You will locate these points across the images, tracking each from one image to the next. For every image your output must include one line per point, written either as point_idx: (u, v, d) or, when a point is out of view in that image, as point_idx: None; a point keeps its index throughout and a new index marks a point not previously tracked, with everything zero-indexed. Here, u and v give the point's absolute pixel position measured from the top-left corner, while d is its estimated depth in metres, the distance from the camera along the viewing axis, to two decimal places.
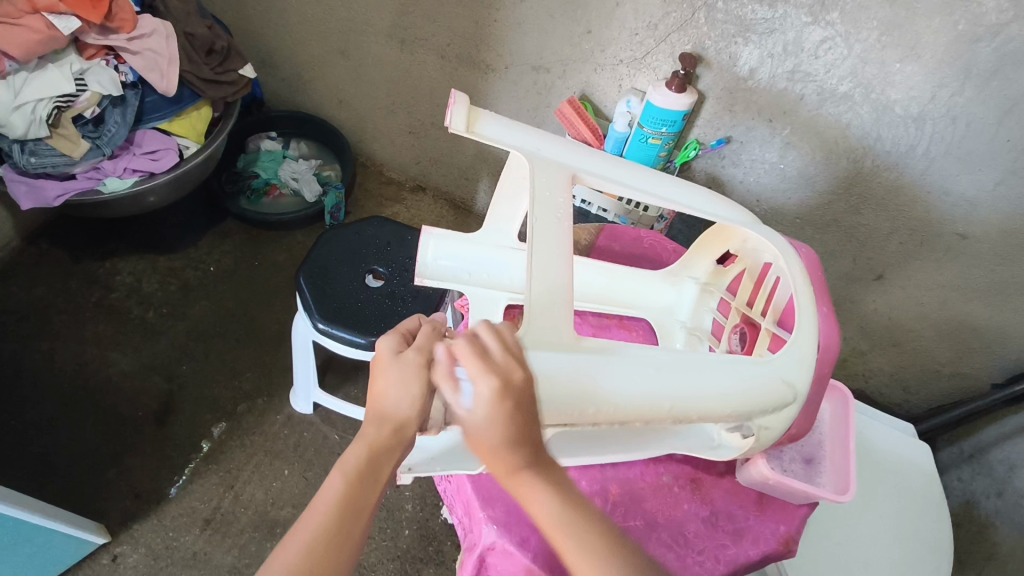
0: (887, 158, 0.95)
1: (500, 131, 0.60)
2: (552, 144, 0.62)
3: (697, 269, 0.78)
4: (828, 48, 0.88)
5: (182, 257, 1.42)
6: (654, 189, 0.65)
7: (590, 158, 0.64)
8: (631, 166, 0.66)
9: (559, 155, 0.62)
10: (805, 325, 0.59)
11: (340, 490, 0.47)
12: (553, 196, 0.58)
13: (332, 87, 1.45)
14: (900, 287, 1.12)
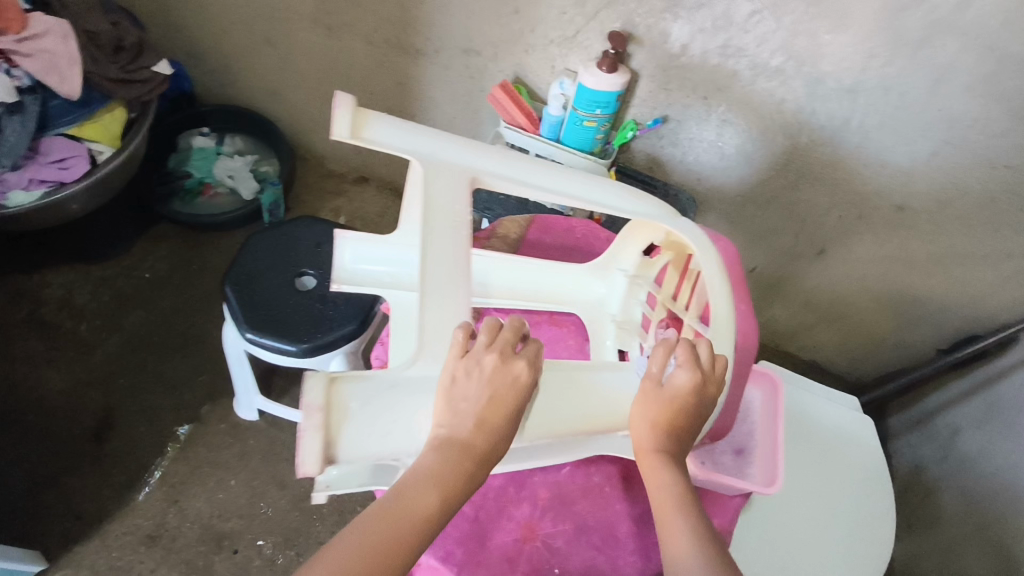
0: (821, 132, 0.94)
1: (392, 135, 0.59)
2: (453, 146, 0.62)
3: (625, 260, 0.77)
4: (757, 21, 0.85)
5: (114, 265, 1.36)
6: (562, 186, 0.64)
7: (492, 157, 0.63)
8: (538, 161, 0.65)
9: (457, 156, 0.62)
10: (721, 321, 0.60)
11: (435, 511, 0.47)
12: (450, 204, 0.59)
13: (264, 79, 1.39)
14: (841, 263, 1.17)
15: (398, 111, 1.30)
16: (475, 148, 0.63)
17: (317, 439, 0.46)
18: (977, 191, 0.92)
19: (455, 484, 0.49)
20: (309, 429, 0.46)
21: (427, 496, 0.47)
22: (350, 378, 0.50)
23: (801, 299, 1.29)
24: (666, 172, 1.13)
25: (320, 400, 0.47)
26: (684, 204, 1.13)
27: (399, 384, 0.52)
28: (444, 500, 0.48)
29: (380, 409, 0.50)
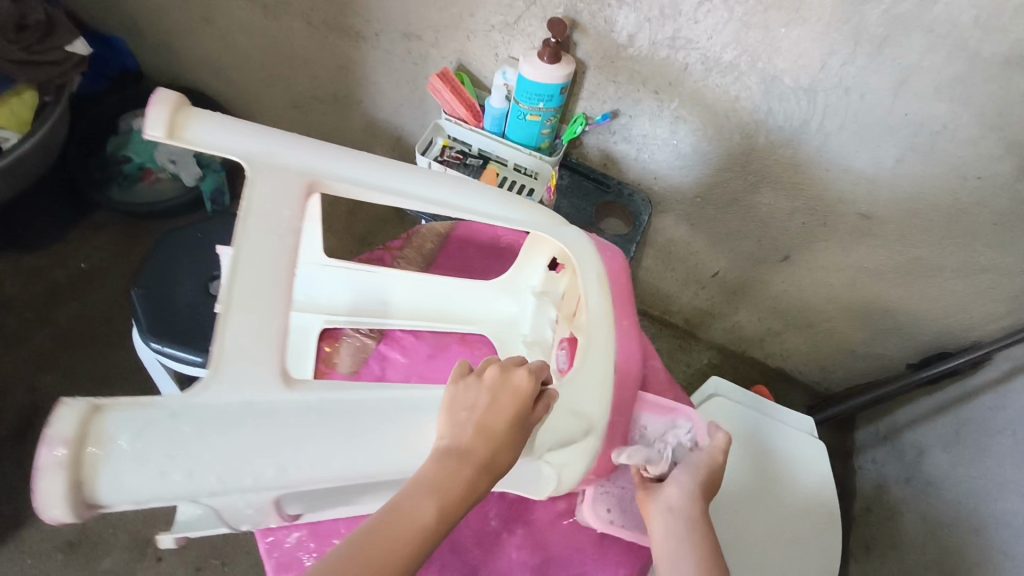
0: (780, 133, 0.86)
1: (214, 135, 0.52)
2: (289, 144, 0.55)
3: (533, 277, 0.74)
4: (706, 11, 0.77)
5: (48, 255, 1.29)
6: (419, 190, 0.60)
7: (341, 158, 0.57)
8: (393, 163, 0.60)
9: (297, 157, 0.54)
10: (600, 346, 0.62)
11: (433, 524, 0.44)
12: (278, 210, 0.51)
13: (206, 59, 1.31)
14: (807, 270, 1.07)
15: (343, 95, 1.21)
16: (318, 148, 0.56)
17: (59, 478, 0.37)
18: (947, 203, 0.84)
19: (456, 497, 0.46)
20: (50, 466, 0.37)
21: (423, 506, 0.44)
22: (120, 406, 0.40)
23: (767, 305, 1.19)
24: (620, 170, 1.05)
25: (69, 432, 0.37)
26: (637, 206, 1.04)
27: (181, 417, 0.41)
28: (444, 510, 0.45)
29: (159, 449, 0.40)
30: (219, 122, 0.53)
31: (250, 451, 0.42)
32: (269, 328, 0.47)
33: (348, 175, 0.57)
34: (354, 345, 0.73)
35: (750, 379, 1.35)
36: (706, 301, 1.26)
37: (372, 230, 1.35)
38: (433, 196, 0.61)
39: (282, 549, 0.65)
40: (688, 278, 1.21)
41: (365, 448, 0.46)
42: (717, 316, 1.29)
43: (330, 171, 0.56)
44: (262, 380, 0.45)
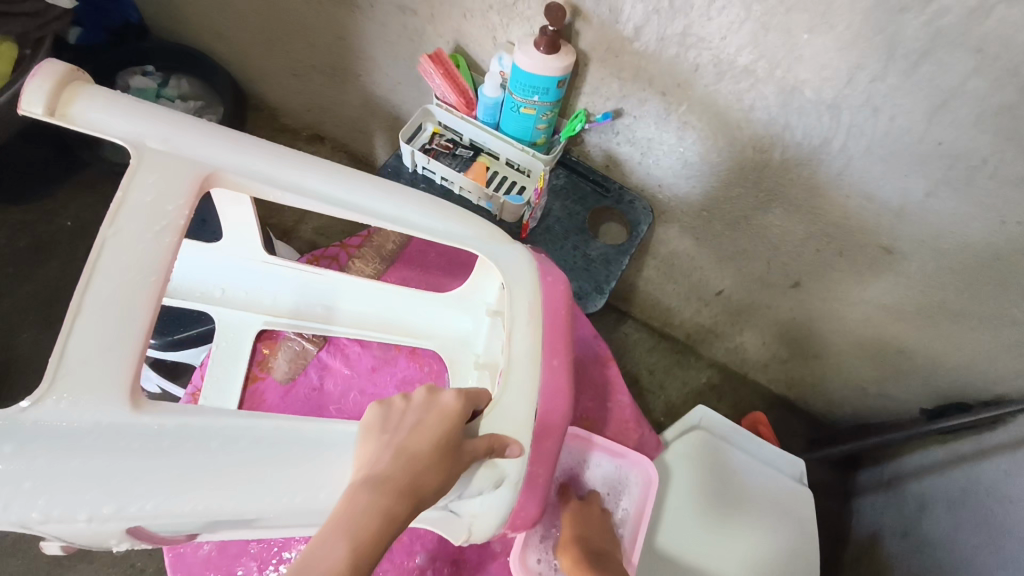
0: (797, 151, 0.76)
1: (108, 118, 0.52)
2: (186, 135, 0.53)
3: (490, 296, 0.75)
4: (721, 7, 0.68)
5: (35, 209, 1.27)
6: (323, 185, 0.58)
7: (241, 147, 0.56)
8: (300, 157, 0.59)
9: (189, 146, 0.53)
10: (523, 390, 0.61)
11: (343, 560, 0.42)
12: (160, 203, 0.50)
13: (206, 18, 1.25)
14: (818, 299, 0.96)
15: (341, 67, 1.14)
16: (217, 139, 0.55)
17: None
18: (980, 246, 0.74)
19: (371, 531, 0.44)
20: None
21: (332, 546, 0.43)
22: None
23: (774, 330, 1.08)
24: (623, 174, 0.95)
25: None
26: (637, 214, 0.95)
27: (2, 438, 0.42)
28: (356, 545, 0.44)
29: None
30: (118, 104, 0.52)
31: (84, 483, 0.43)
32: (129, 342, 0.46)
33: (247, 166, 0.56)
34: (293, 352, 0.79)
35: (750, 405, 1.25)
36: (709, 319, 1.15)
37: None
38: (339, 194, 0.59)
39: (188, 560, 0.74)
40: (691, 294, 1.11)
41: (228, 488, 0.47)
42: (720, 335, 1.18)
43: (228, 165, 0.54)
44: (108, 409, 0.45)
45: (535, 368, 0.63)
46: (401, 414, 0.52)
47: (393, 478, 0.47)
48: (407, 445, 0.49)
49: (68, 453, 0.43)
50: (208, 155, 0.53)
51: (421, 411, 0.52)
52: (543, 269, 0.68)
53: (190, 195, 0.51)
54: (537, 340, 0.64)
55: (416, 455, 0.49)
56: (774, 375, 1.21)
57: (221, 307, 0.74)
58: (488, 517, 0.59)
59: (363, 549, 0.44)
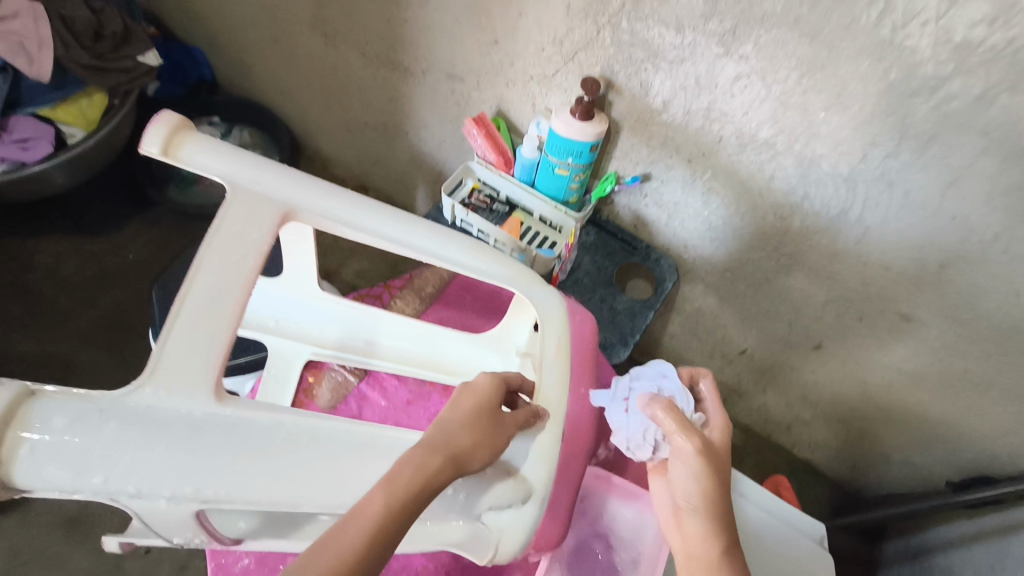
0: (816, 219, 0.81)
1: (206, 157, 0.57)
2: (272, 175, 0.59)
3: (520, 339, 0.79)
4: (743, 86, 0.74)
5: (105, 242, 1.38)
6: (389, 230, 0.64)
7: (321, 192, 0.61)
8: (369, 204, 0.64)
9: (274, 187, 0.58)
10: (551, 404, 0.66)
11: (381, 508, 0.44)
12: (247, 232, 0.54)
13: (273, 77, 1.37)
14: (840, 363, 0.97)
15: (392, 125, 1.24)
16: (298, 179, 0.60)
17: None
18: (998, 317, 0.75)
19: (407, 480, 0.46)
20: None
21: (371, 493, 0.45)
22: (55, 395, 0.44)
23: (796, 393, 1.09)
24: (650, 234, 1.01)
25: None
26: (663, 271, 0.99)
27: (109, 412, 0.45)
28: (392, 492, 0.45)
29: (82, 440, 0.44)
30: (216, 147, 0.58)
31: (170, 465, 0.46)
32: (216, 347, 0.50)
33: (324, 208, 0.61)
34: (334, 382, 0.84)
35: (773, 468, 1.24)
36: (733, 378, 1.16)
37: (405, 258, 1.36)
38: (404, 237, 0.65)
39: (229, 568, 0.77)
40: (714, 351, 1.13)
41: (292, 485, 0.49)
42: (743, 395, 1.19)
43: (306, 203, 0.59)
44: (196, 399, 0.48)
45: (565, 393, 0.67)
46: (454, 399, 0.56)
47: (441, 448, 0.50)
48: (459, 425, 0.53)
49: (157, 436, 0.46)
50: (290, 193, 0.59)
51: (471, 396, 0.56)
52: (573, 309, 0.73)
53: (273, 227, 0.56)
54: (565, 368, 0.69)
55: (467, 435, 0.53)
56: (797, 439, 1.21)
57: (271, 335, 0.80)
58: (513, 538, 0.61)
59: (406, 503, 0.45)
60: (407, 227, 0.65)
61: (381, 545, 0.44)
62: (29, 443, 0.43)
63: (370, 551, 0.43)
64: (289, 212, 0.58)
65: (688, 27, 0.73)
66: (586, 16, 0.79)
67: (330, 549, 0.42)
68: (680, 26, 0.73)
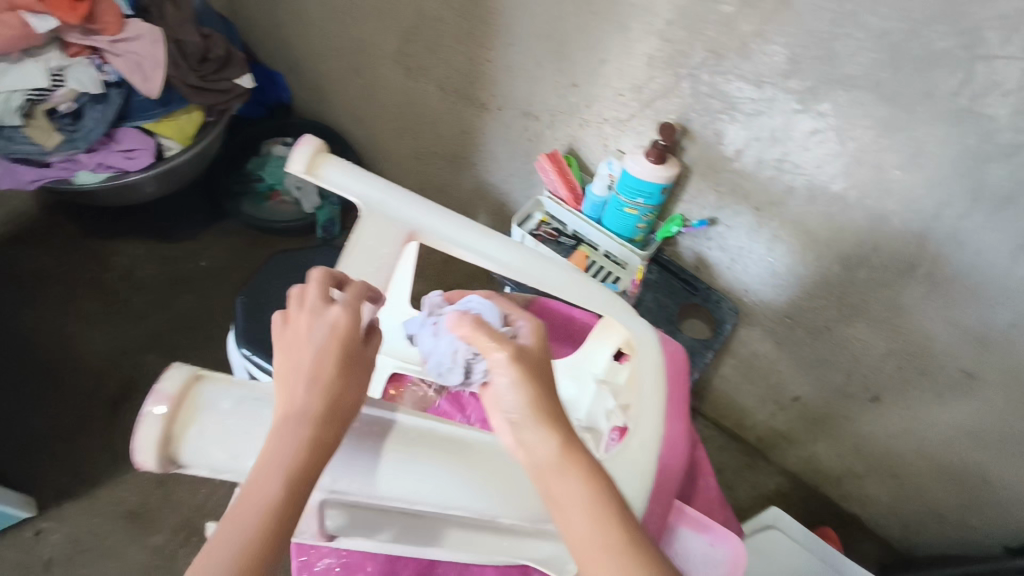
0: (882, 272, 0.83)
1: (343, 181, 0.60)
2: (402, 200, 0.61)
3: (597, 366, 0.73)
4: (818, 140, 0.77)
5: (180, 248, 1.46)
6: (503, 256, 0.63)
7: (446, 215, 0.62)
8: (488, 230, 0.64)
9: (401, 210, 0.60)
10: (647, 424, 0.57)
11: (275, 494, 0.40)
12: (378, 247, 0.59)
13: (349, 104, 1.45)
14: (897, 416, 0.98)
15: (461, 156, 1.30)
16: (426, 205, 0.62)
17: (156, 428, 0.43)
18: None
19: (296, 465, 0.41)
20: (149, 417, 0.43)
21: (259, 475, 0.40)
22: (216, 379, 0.47)
23: (849, 443, 1.09)
24: (712, 275, 1.04)
25: (173, 390, 0.44)
26: (723, 313, 1.04)
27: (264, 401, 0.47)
28: (288, 479, 0.40)
29: (237, 423, 0.46)
30: (353, 172, 0.61)
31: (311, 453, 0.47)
32: None
33: (449, 231, 0.62)
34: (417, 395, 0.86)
35: (819, 518, 1.23)
36: (783, 425, 1.18)
37: (462, 282, 1.41)
38: (515, 263, 0.63)
39: None
40: (768, 397, 1.15)
41: (425, 486, 0.49)
42: (793, 442, 1.20)
43: (431, 226, 0.61)
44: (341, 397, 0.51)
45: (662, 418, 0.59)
46: (296, 328, 0.46)
47: (306, 407, 0.42)
48: (312, 366, 0.44)
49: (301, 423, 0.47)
50: (418, 216, 0.61)
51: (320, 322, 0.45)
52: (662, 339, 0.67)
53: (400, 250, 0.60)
54: (661, 397, 0.60)
55: (324, 381, 0.44)
56: (845, 490, 1.20)
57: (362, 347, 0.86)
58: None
59: (298, 487, 0.41)
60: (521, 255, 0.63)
61: (283, 532, 0.40)
62: (197, 424, 0.45)
63: (272, 546, 0.39)
64: (414, 233, 0.61)
65: (768, 82, 0.76)
66: (667, 66, 0.83)
67: (235, 551, 0.38)
68: (760, 81, 0.77)
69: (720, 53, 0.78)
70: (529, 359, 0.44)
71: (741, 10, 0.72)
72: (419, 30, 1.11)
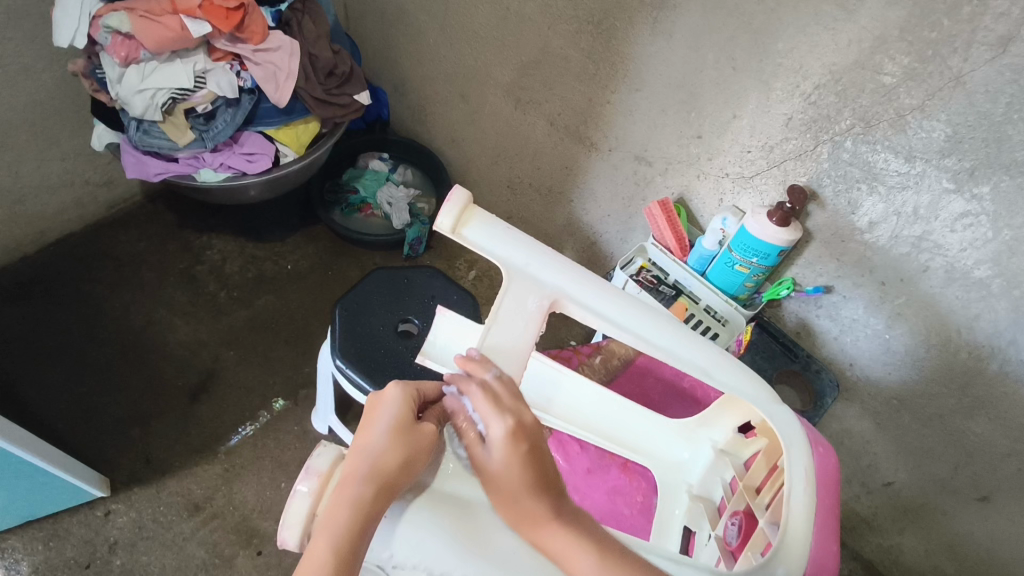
0: (1019, 367, 0.77)
1: (489, 239, 0.59)
2: (546, 263, 0.61)
3: (717, 433, 0.71)
4: (966, 224, 0.74)
5: (268, 249, 1.49)
6: (637, 328, 0.61)
7: (585, 281, 0.61)
8: (623, 299, 0.62)
9: (545, 274, 0.60)
10: (794, 539, 0.53)
11: (325, 558, 0.45)
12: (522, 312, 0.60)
13: (448, 127, 1.47)
14: (1006, 520, 0.89)
15: (557, 191, 1.29)
16: (571, 270, 0.61)
17: (305, 503, 0.49)
18: None
19: (350, 533, 0.46)
20: (301, 491, 0.50)
21: (318, 541, 0.46)
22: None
23: (943, 541, 0.99)
24: (813, 344, 0.99)
25: (323, 467, 0.51)
26: (824, 385, 0.98)
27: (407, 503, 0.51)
28: (337, 544, 0.45)
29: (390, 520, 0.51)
30: (500, 227, 0.60)
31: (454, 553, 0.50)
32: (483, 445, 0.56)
33: (590, 297, 0.61)
34: None
35: None
36: (867, 509, 1.07)
37: None
38: (649, 338, 0.62)
39: None
40: (853, 477, 1.06)
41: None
42: (875, 529, 1.09)
43: (573, 291, 0.61)
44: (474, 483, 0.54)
45: (811, 532, 0.54)
46: (369, 420, 0.52)
47: (364, 488, 0.47)
48: (375, 453, 0.49)
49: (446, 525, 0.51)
50: (561, 282, 0.60)
51: (392, 415, 0.52)
52: (812, 436, 0.62)
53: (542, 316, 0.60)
54: (811, 507, 0.55)
55: (386, 467, 0.49)
56: None
57: None
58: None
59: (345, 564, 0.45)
60: (657, 330, 0.62)
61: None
62: None
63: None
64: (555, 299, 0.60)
65: (919, 158, 0.74)
66: (806, 130, 0.82)
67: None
68: (911, 155, 0.74)
69: (870, 122, 0.76)
70: (528, 435, 0.52)
71: (903, 82, 0.71)
72: (539, 65, 1.12)
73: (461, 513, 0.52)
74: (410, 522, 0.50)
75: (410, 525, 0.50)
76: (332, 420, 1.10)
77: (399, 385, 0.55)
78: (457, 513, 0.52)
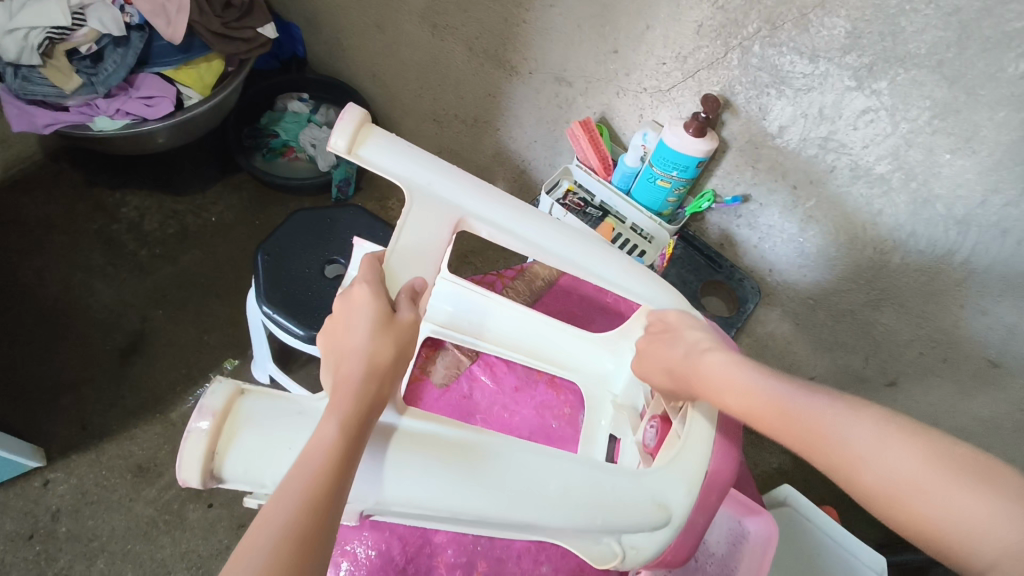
0: (918, 258, 0.81)
1: (386, 157, 0.58)
2: (448, 181, 0.60)
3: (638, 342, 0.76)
4: (868, 120, 0.76)
5: (188, 202, 1.43)
6: (551, 243, 0.64)
7: (495, 202, 0.62)
8: (535, 215, 0.64)
9: (450, 194, 0.60)
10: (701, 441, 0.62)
11: (333, 438, 0.44)
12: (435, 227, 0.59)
13: (367, 61, 1.40)
14: (913, 402, 0.95)
15: (483, 120, 1.26)
16: (480, 189, 0.62)
17: (201, 443, 0.46)
18: None
19: (355, 412, 0.46)
20: (198, 431, 0.47)
21: (323, 425, 0.45)
22: (257, 393, 0.51)
23: None
24: (735, 253, 1.02)
25: (216, 405, 0.48)
26: (746, 291, 1.01)
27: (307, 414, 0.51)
28: (344, 426, 0.45)
29: (288, 437, 0.49)
30: (398, 146, 0.59)
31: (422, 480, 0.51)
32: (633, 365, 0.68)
33: (496, 219, 0.62)
34: (450, 359, 0.78)
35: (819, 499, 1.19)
36: None
37: (474, 249, 1.36)
38: (557, 250, 0.64)
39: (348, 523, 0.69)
40: None
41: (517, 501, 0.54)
42: None
43: (480, 211, 0.61)
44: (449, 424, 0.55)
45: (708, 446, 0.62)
46: (347, 319, 0.52)
47: (358, 375, 0.48)
48: (364, 350, 0.49)
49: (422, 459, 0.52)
50: (468, 204, 0.61)
51: (371, 310, 0.51)
52: None
53: (449, 236, 0.60)
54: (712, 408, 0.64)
55: (382, 358, 0.49)
56: None
57: None
58: (645, 550, 0.61)
59: (350, 441, 0.45)
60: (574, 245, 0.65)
61: (348, 461, 0.44)
62: (239, 437, 0.48)
63: (335, 476, 0.43)
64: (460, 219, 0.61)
65: (823, 57, 0.75)
66: (716, 37, 0.82)
67: (299, 485, 0.42)
68: (814, 55, 0.75)
69: (775, 24, 0.76)
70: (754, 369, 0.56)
71: None
72: None
73: (438, 451, 0.53)
74: (389, 465, 0.51)
75: (390, 468, 0.51)
76: (270, 368, 1.09)
77: (366, 283, 0.53)
78: (442, 452, 0.53)
